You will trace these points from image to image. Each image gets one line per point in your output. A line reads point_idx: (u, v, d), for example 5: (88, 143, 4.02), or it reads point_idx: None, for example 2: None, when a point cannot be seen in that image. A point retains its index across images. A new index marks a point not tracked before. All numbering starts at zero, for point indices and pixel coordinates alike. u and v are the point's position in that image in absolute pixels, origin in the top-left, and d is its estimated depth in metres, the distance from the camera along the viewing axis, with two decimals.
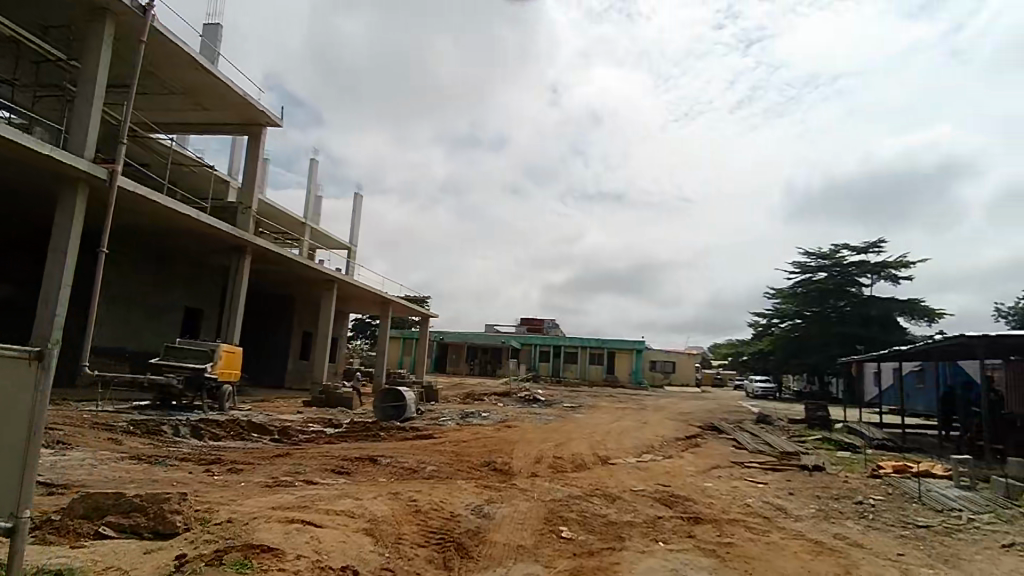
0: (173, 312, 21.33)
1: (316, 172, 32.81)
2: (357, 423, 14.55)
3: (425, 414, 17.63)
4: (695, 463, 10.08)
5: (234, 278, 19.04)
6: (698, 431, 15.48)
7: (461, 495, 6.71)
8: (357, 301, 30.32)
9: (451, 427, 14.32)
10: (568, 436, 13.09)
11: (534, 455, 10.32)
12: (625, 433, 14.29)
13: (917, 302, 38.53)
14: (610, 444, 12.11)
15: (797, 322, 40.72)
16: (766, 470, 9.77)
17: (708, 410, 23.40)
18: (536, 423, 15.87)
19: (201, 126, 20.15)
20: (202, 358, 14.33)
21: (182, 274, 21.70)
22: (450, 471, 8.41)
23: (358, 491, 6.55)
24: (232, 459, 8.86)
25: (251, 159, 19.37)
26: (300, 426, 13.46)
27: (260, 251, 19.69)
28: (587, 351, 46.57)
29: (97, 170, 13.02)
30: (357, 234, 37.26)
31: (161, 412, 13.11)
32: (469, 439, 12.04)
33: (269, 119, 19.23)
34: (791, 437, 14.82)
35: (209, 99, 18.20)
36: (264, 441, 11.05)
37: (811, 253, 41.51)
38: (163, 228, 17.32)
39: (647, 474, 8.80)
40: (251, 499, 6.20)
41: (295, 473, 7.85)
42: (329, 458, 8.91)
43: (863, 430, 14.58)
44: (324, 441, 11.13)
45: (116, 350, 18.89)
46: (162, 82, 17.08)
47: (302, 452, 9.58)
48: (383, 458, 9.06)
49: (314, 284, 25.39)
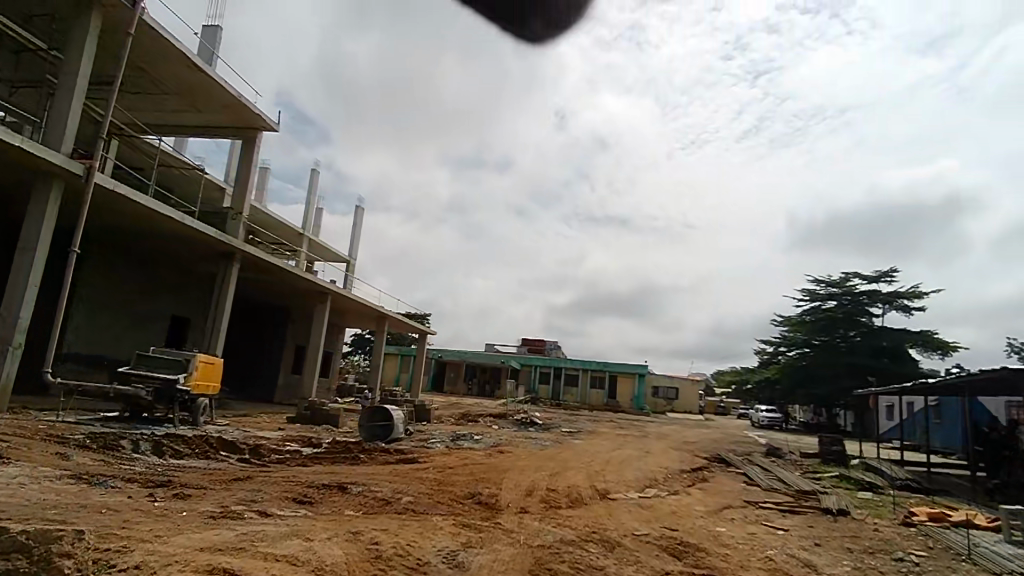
0: (155, 319, 20.58)
1: (316, 183, 32.23)
2: (339, 443, 13.53)
3: (414, 435, 16.58)
4: (704, 502, 9.04)
5: (220, 286, 18.20)
6: (705, 464, 14.42)
7: (434, 537, 5.70)
8: (353, 315, 29.42)
9: (439, 450, 13.29)
10: (564, 465, 12.03)
11: (526, 486, 9.31)
12: (627, 464, 13.22)
13: (930, 334, 37.38)
14: (610, 476, 11.06)
15: (805, 351, 39.57)
16: (784, 512, 8.73)
17: (713, 440, 22.24)
18: (531, 448, 14.83)
19: (195, 129, 19.47)
20: (176, 369, 13.42)
21: (169, 281, 21.09)
22: (428, 505, 7.40)
23: (311, 530, 5.54)
24: (183, 483, 7.89)
25: (244, 163, 18.65)
26: (275, 444, 12.46)
27: (249, 258, 18.88)
28: (589, 374, 45.44)
29: (74, 166, 12.29)
30: (356, 247, 36.55)
31: (127, 425, 12.17)
32: (455, 465, 11.03)
33: (265, 122, 18.55)
34: (805, 473, 13.75)
35: (203, 101, 17.55)
36: (230, 461, 10.07)
37: (821, 280, 40.55)
38: (146, 229, 16.54)
39: (650, 514, 7.77)
40: (182, 536, 5.21)
41: (249, 503, 6.89)
42: (294, 484, 7.93)
43: (884, 469, 13.49)
44: (297, 463, 10.16)
45: (91, 357, 18.18)
46: (154, 80, 16.44)
47: (266, 475, 8.60)
48: (355, 485, 8.11)
49: (307, 296, 24.53)
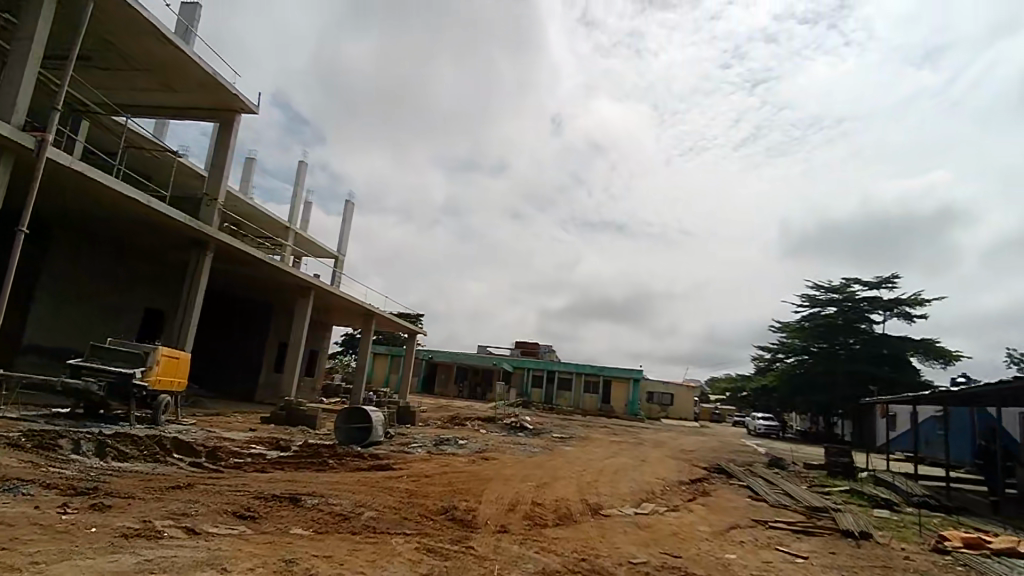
0: (126, 311, 19.52)
1: (304, 175, 31.17)
2: (310, 446, 12.49)
3: (395, 438, 15.54)
4: (708, 521, 8.06)
5: (192, 275, 17.13)
6: (705, 474, 13.43)
7: (390, 569, 4.66)
8: (339, 312, 28.36)
9: (419, 455, 12.28)
10: (553, 474, 11.03)
11: (508, 500, 8.26)
12: (622, 473, 12.23)
13: (932, 342, 36.52)
14: (602, 488, 10.04)
15: (804, 358, 38.71)
16: (798, 534, 7.77)
17: (711, 448, 21.26)
18: (518, 454, 13.83)
19: (170, 111, 18.43)
20: (134, 362, 12.37)
21: (142, 271, 20.06)
22: (392, 523, 6.40)
23: (235, 558, 4.49)
24: (110, 491, 6.84)
25: (221, 147, 17.61)
26: (238, 446, 11.42)
27: (224, 248, 17.82)
28: (582, 378, 44.43)
29: (25, 138, 11.25)
30: (345, 242, 35.51)
31: (75, 423, 11.07)
32: (433, 473, 9.99)
33: (243, 104, 17.52)
34: (812, 486, 12.77)
35: (177, 79, 16.55)
36: (179, 466, 9.01)
37: (820, 286, 39.71)
38: (111, 211, 15.48)
39: (648, 536, 6.78)
40: (68, 564, 4.15)
41: (178, 519, 5.84)
42: (239, 494, 6.88)
43: (898, 483, 12.51)
44: (254, 469, 9.10)
45: (55, 350, 17.07)
46: (124, 54, 15.43)
47: (211, 483, 7.56)
48: (312, 496, 7.09)
49: (289, 291, 23.43)
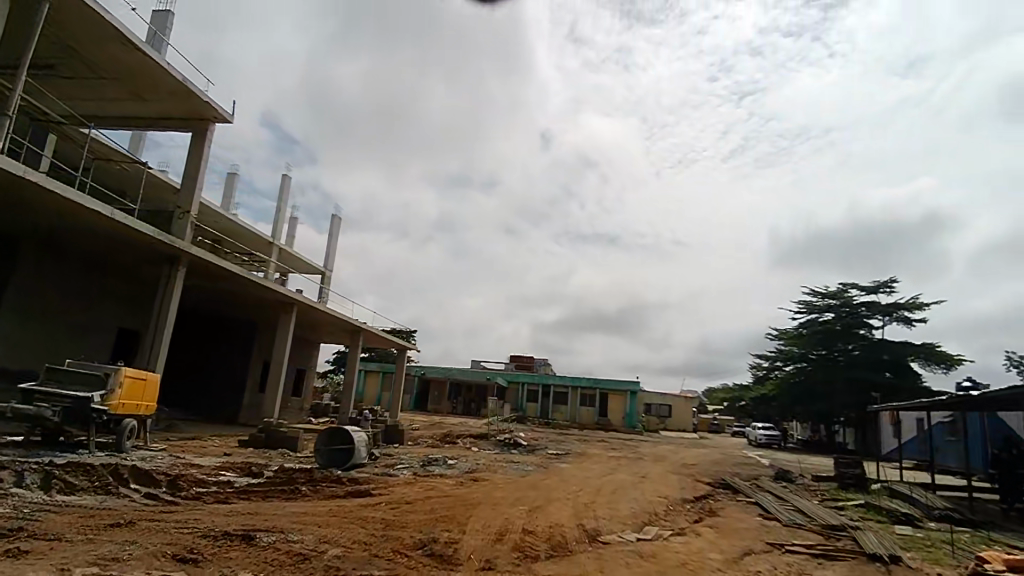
0: (96, 331, 18.57)
1: (287, 191, 30.44)
2: (285, 471, 11.56)
3: (380, 460, 14.61)
4: (719, 547, 7.25)
5: (164, 290, 16.24)
6: (709, 491, 12.59)
7: None
8: (325, 328, 27.45)
9: (402, 479, 11.40)
10: (547, 496, 10.18)
11: (495, 528, 7.42)
12: (621, 492, 11.37)
13: (933, 346, 35.89)
14: (600, 510, 9.18)
15: (802, 366, 38.06)
16: (820, 560, 6.95)
17: (714, 461, 20.41)
18: (509, 474, 12.97)
19: (141, 122, 17.65)
20: (93, 385, 11.47)
21: (113, 289, 19.16)
22: (359, 562, 5.58)
23: None
24: (38, 532, 5.96)
25: (195, 158, 16.83)
26: (204, 474, 10.49)
27: (199, 263, 16.97)
28: (579, 391, 43.54)
29: None
30: (332, 257, 34.70)
31: (25, 452, 10.16)
32: (415, 499, 9.12)
33: (217, 112, 16.78)
34: (824, 502, 11.95)
35: (146, 88, 15.81)
36: (128, 500, 8.08)
37: (817, 292, 39.14)
38: (75, 224, 14.63)
39: (653, 569, 5.97)
40: None
41: (104, 566, 4.98)
42: (185, 532, 6.02)
43: (916, 495, 11.71)
44: (214, 501, 8.19)
45: (20, 373, 16.04)
46: (89, 62, 14.70)
47: (158, 520, 6.67)
48: (270, 532, 6.22)
49: (271, 308, 22.52)
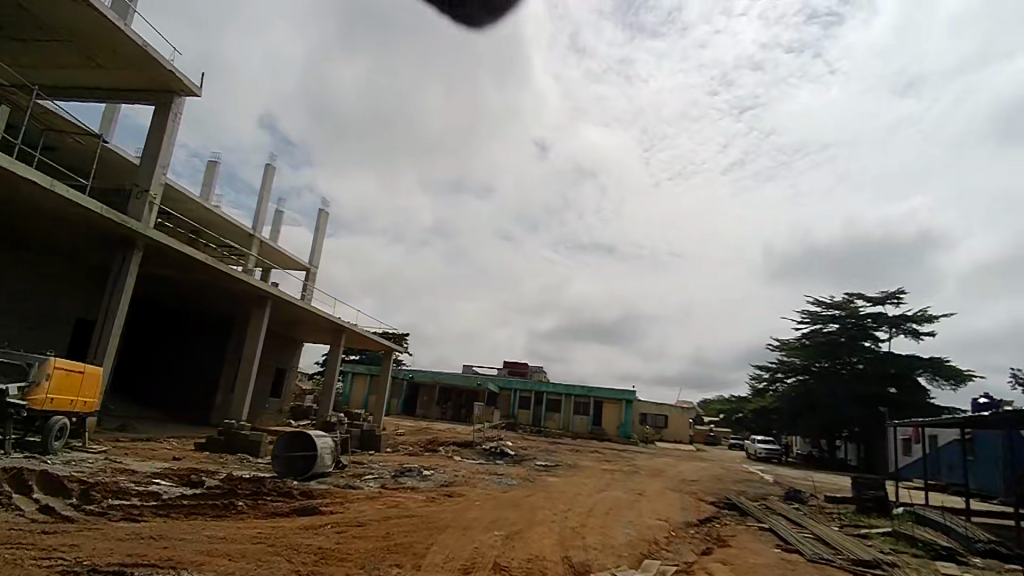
0: (49, 320, 17.05)
1: (271, 181, 28.98)
2: (230, 480, 10.05)
3: (348, 470, 13.12)
4: None
5: (117, 277, 14.76)
6: (715, 514, 11.17)
7: None
8: (305, 326, 25.98)
9: (366, 494, 9.94)
10: (530, 517, 8.73)
11: (461, 561, 6.01)
12: (616, 513, 9.95)
13: (942, 361, 34.53)
14: (591, 538, 7.74)
15: (805, 378, 36.70)
16: None
17: (715, 477, 18.93)
18: (490, 489, 11.53)
19: (99, 94, 16.18)
20: (13, 377, 10.04)
21: (68, 274, 17.66)
22: None
23: None
24: None
25: (158, 135, 15.39)
26: (131, 484, 8.95)
27: (159, 248, 15.51)
28: (573, 400, 42.09)
29: None
30: (318, 252, 33.24)
31: None
32: (374, 521, 7.62)
33: (184, 85, 15.36)
34: (847, 529, 10.53)
35: (105, 53, 14.37)
36: (11, 518, 6.50)
37: (822, 302, 37.83)
38: (18, 199, 13.15)
39: None
40: None
41: None
42: (39, 569, 4.56)
43: (950, 523, 10.30)
44: (119, 521, 6.64)
45: None
46: (38, 19, 13.29)
47: (22, 549, 5.14)
48: (156, 569, 4.77)
49: (244, 303, 20.99)
